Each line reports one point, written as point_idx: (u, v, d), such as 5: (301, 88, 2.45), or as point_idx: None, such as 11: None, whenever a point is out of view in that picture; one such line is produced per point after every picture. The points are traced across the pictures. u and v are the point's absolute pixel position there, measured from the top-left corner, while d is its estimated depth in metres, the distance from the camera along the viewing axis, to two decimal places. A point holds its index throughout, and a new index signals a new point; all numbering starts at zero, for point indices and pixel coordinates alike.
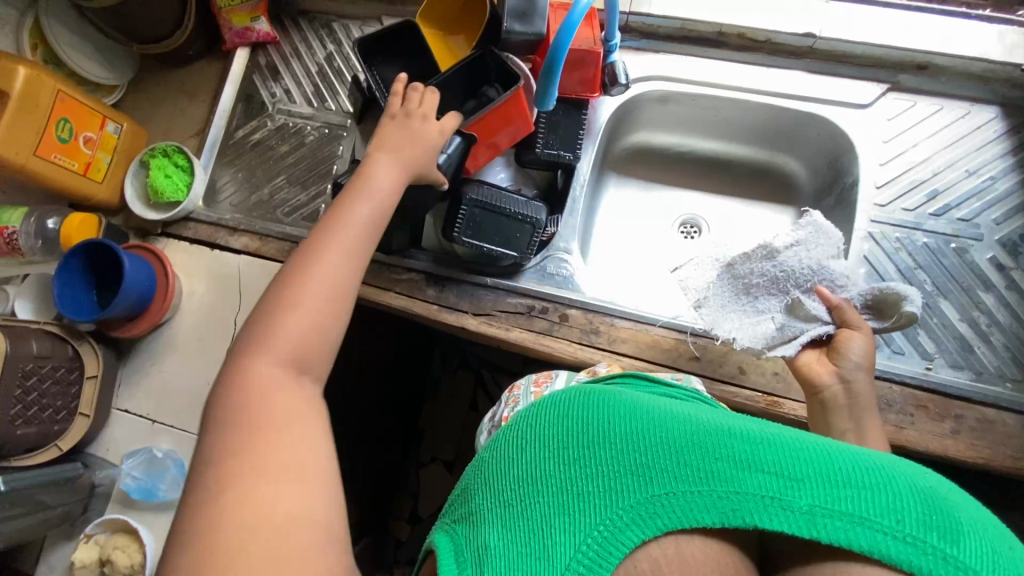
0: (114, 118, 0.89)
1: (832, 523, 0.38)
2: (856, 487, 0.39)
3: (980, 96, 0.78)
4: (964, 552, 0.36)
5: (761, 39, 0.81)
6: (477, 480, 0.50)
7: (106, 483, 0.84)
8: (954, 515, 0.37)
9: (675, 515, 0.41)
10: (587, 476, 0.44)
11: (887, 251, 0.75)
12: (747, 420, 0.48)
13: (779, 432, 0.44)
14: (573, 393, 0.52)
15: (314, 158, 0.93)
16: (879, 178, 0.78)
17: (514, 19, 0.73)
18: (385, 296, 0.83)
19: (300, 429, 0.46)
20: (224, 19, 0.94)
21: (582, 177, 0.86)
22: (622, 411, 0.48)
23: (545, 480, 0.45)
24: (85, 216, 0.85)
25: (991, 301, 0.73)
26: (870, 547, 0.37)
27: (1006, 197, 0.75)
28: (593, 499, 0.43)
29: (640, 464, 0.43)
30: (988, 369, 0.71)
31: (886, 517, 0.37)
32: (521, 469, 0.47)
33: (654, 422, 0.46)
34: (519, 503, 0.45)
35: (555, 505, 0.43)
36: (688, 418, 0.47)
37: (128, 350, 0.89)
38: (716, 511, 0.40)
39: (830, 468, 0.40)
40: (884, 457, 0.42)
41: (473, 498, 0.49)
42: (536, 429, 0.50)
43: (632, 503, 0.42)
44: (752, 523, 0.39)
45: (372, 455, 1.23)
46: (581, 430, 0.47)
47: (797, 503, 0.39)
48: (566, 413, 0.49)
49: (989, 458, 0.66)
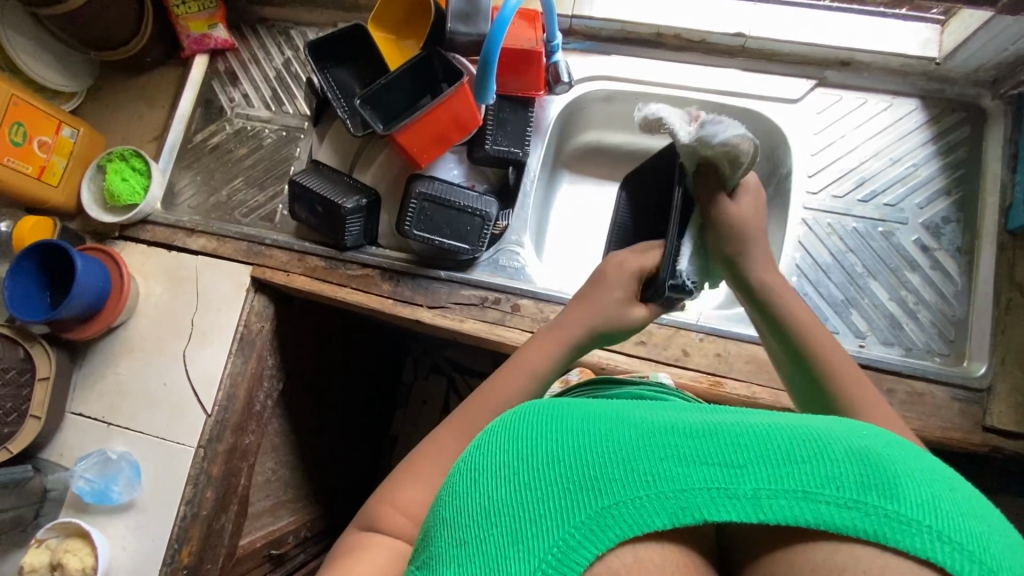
0: (70, 123, 0.90)
1: (779, 502, 0.33)
2: (796, 462, 0.34)
3: (900, 90, 0.82)
4: (906, 505, 0.32)
5: (696, 39, 0.85)
6: (432, 517, 0.41)
7: (59, 488, 0.82)
8: (891, 468, 0.34)
9: (626, 524, 0.33)
10: (532, 499, 0.35)
11: (820, 236, 0.80)
12: (684, 410, 0.41)
13: (717, 418, 0.38)
14: (507, 411, 0.42)
15: (272, 160, 0.95)
16: (811, 168, 0.82)
17: (458, 21, 0.77)
18: (341, 293, 0.85)
19: (396, 539, 0.53)
20: (182, 26, 0.95)
21: (533, 173, 0.88)
22: (557, 414, 0.39)
23: (486, 510, 0.36)
24: (40, 219, 0.86)
25: (918, 281, 0.77)
26: (813, 520, 0.32)
27: (927, 183, 0.79)
28: (540, 524, 0.34)
29: (584, 478, 0.35)
30: (917, 345, 0.74)
31: (826, 487, 0.33)
32: (460, 499, 0.38)
33: (593, 425, 0.37)
34: (462, 540, 0.36)
35: (498, 537, 0.34)
36: (624, 414, 0.39)
37: (83, 353, 0.88)
38: (664, 513, 0.33)
39: (771, 445, 0.34)
40: (814, 423, 0.37)
41: (431, 537, 0.39)
42: (472, 452, 0.41)
43: (581, 520, 0.34)
44: (703, 519, 0.33)
45: (339, 460, 1.22)
46: (518, 445, 0.37)
47: (742, 489, 0.33)
48: (501, 428, 0.40)
49: (919, 429, 0.69)
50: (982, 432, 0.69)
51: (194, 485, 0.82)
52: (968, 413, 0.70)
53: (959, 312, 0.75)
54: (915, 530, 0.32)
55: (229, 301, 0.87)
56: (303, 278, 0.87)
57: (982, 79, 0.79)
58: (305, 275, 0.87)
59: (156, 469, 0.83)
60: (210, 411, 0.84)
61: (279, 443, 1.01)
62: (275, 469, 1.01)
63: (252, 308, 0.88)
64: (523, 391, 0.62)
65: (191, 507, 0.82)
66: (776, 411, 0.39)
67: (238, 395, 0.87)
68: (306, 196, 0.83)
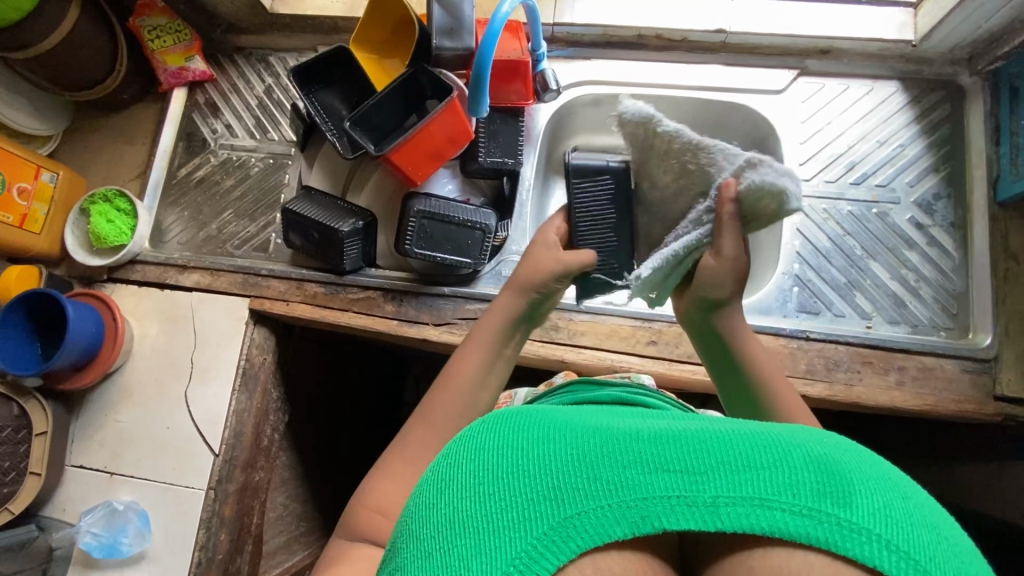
0: (49, 168, 0.87)
1: (735, 510, 0.32)
2: (756, 468, 0.33)
3: (881, 73, 0.84)
4: (857, 514, 0.31)
5: (677, 38, 0.86)
6: (399, 526, 0.39)
7: (65, 544, 0.79)
8: (846, 476, 0.33)
9: (587, 533, 0.33)
10: (497, 510, 0.34)
11: (817, 221, 0.81)
12: (647, 419, 0.40)
13: (682, 425, 0.37)
14: (481, 418, 0.41)
15: (261, 189, 0.93)
16: (801, 156, 0.83)
17: (444, 36, 0.77)
18: (344, 318, 0.83)
19: None
20: (158, 60, 0.94)
21: (528, 183, 0.88)
22: (524, 424, 0.38)
23: (453, 521, 0.34)
24: (24, 268, 0.83)
25: (916, 258, 0.78)
26: (770, 528, 0.31)
27: (915, 161, 0.81)
28: (503, 537, 0.33)
29: (546, 488, 0.34)
30: (922, 321, 0.75)
31: (782, 494, 0.32)
32: (428, 508, 0.36)
33: (562, 434, 0.36)
34: (427, 550, 0.34)
35: (461, 548, 0.33)
36: (589, 424, 0.38)
37: (80, 403, 0.85)
38: (626, 521, 0.32)
39: (730, 451, 0.34)
40: (777, 429, 0.36)
41: (397, 547, 0.38)
42: (441, 461, 0.39)
43: (542, 531, 0.33)
44: (661, 527, 0.32)
45: (348, 488, 1.18)
46: (489, 454, 0.36)
47: (700, 496, 0.32)
48: (471, 434, 0.39)
49: (934, 404, 0.70)
50: (993, 402, 0.70)
51: (206, 529, 0.79)
52: (980, 384, 0.71)
53: (959, 285, 0.76)
54: (865, 538, 0.31)
55: (228, 336, 0.85)
56: (303, 307, 0.85)
57: (958, 57, 0.81)
58: (305, 302, 0.85)
59: (166, 517, 0.80)
60: (217, 451, 0.82)
61: (288, 477, 0.98)
62: (286, 504, 0.98)
63: (253, 341, 0.86)
64: (486, 361, 0.63)
65: (206, 552, 0.79)
66: (740, 419, 0.39)
67: (244, 432, 0.84)
68: (301, 223, 0.82)
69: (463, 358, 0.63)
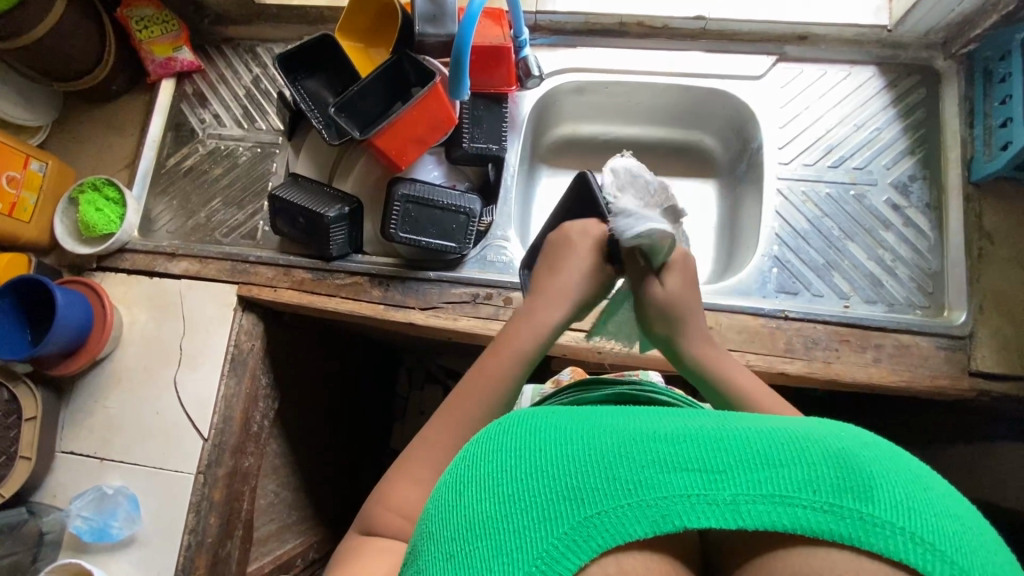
0: (37, 157, 0.88)
1: (755, 507, 0.32)
2: (775, 465, 0.33)
3: (858, 58, 0.86)
4: (878, 507, 0.31)
5: (658, 25, 0.88)
6: (417, 530, 0.39)
7: (55, 529, 0.80)
8: (866, 469, 0.33)
9: (608, 533, 0.32)
10: (518, 509, 0.33)
11: (796, 204, 0.82)
12: (661, 416, 0.40)
13: (699, 424, 0.37)
14: (495, 421, 0.40)
15: (249, 177, 0.94)
16: (781, 141, 0.84)
17: (426, 23, 0.79)
18: (331, 303, 0.84)
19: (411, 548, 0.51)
20: (146, 51, 0.94)
21: (512, 168, 0.89)
22: (541, 425, 0.37)
23: (473, 522, 0.34)
24: (13, 256, 0.84)
25: (893, 239, 0.79)
26: (791, 524, 0.32)
27: (893, 144, 0.82)
28: (523, 536, 0.32)
29: (566, 487, 0.33)
30: (899, 300, 0.77)
31: (802, 491, 0.32)
32: (446, 511, 0.36)
33: (580, 433, 0.36)
34: (448, 552, 0.34)
35: (482, 551, 0.32)
36: (606, 424, 0.37)
37: (70, 389, 0.86)
38: (647, 520, 0.32)
39: (748, 448, 0.34)
40: (793, 424, 0.36)
41: (416, 551, 0.37)
42: (458, 464, 0.39)
43: (563, 530, 0.32)
44: (682, 526, 0.32)
45: (337, 479, 1.19)
46: (507, 456, 0.36)
47: (721, 494, 0.32)
48: (489, 438, 0.38)
49: (910, 380, 0.71)
50: (969, 377, 0.71)
51: (195, 513, 0.80)
52: (955, 360, 0.72)
53: (935, 265, 0.77)
54: (888, 531, 0.31)
55: (216, 322, 0.86)
56: (290, 293, 0.86)
57: (933, 41, 0.83)
58: (292, 288, 0.86)
59: (156, 502, 0.81)
60: (206, 435, 0.82)
61: (278, 464, 0.99)
62: (276, 492, 0.99)
63: (241, 327, 0.87)
64: (517, 368, 0.61)
65: (195, 535, 0.80)
66: (755, 415, 0.39)
67: (233, 416, 0.85)
68: (287, 209, 0.83)
69: (494, 357, 0.61)
